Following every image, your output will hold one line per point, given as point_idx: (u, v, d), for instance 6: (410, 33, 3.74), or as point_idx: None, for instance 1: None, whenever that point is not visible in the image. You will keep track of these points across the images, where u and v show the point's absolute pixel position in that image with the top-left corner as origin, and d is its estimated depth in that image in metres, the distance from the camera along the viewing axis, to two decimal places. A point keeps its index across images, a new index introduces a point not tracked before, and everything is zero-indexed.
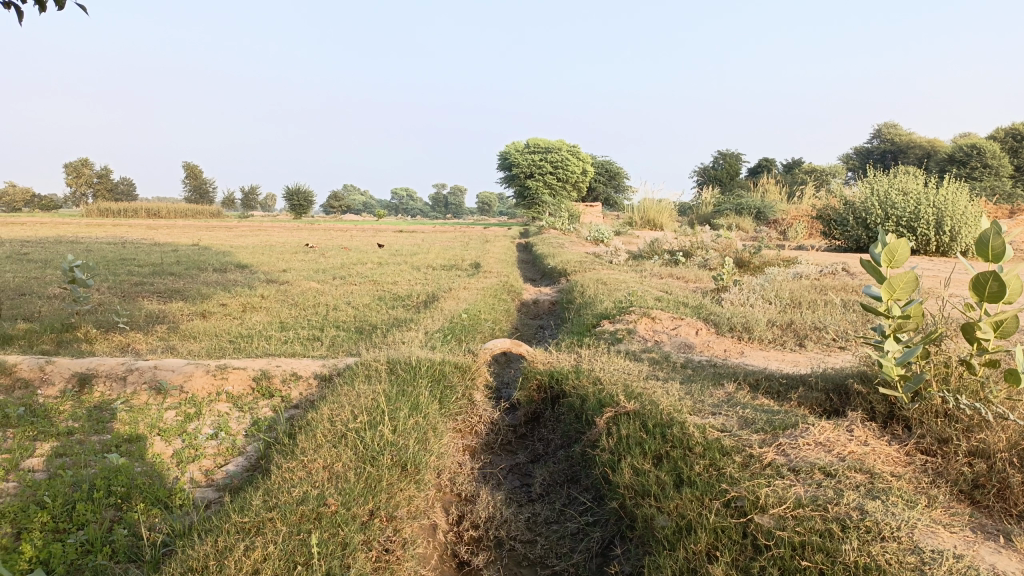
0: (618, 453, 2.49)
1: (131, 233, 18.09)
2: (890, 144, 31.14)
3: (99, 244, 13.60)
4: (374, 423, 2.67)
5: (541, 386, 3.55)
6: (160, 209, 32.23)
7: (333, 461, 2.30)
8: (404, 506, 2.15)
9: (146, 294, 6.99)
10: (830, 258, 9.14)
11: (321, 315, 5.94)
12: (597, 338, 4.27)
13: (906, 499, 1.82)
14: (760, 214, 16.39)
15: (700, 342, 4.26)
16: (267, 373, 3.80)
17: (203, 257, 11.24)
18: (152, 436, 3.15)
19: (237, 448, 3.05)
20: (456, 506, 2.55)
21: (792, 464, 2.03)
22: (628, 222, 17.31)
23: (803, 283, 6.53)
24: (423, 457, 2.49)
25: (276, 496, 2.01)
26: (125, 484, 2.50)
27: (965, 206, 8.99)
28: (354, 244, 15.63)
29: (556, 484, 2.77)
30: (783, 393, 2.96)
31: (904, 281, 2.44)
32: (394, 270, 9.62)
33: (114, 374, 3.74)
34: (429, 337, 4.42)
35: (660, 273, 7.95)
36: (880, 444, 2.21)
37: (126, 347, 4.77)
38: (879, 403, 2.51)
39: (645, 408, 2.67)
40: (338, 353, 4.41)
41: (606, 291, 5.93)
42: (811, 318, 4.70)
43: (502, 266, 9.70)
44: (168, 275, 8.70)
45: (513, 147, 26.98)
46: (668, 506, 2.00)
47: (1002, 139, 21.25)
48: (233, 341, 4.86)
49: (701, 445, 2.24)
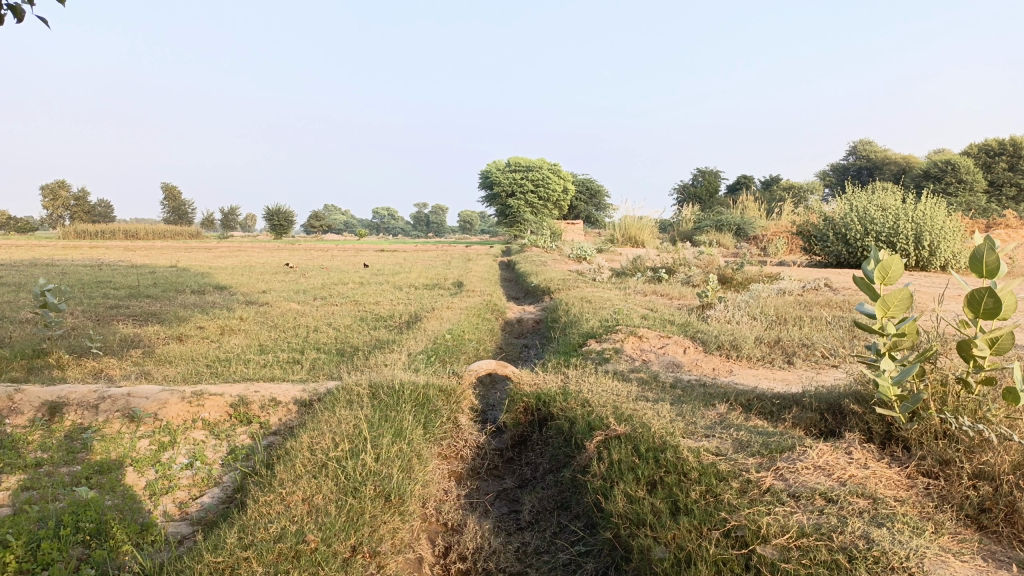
0: (610, 480, 2.40)
1: (108, 255, 17.96)
2: (866, 160, 31.50)
3: (74, 266, 13.39)
4: (356, 452, 2.57)
5: (528, 408, 3.46)
6: (138, 230, 31.83)
7: (314, 493, 2.20)
8: (388, 541, 2.05)
9: (121, 318, 6.83)
10: (813, 274, 9.13)
11: (301, 337, 5.83)
12: (584, 358, 4.18)
13: (912, 526, 1.75)
14: (739, 230, 16.46)
15: (689, 361, 4.19)
16: (246, 399, 3.67)
17: (180, 278, 11.05)
18: (124, 467, 3.03)
19: (213, 479, 2.94)
20: (443, 537, 2.45)
21: (792, 490, 1.96)
22: (609, 239, 17.32)
23: (787, 299, 6.50)
24: (407, 487, 2.39)
25: (253, 533, 1.91)
26: (94, 520, 2.38)
27: (944, 220, 9.03)
28: (335, 263, 15.53)
29: (545, 511, 2.67)
30: (776, 413, 2.89)
31: (899, 299, 2.38)
32: (376, 290, 9.51)
33: (85, 402, 3.61)
34: (412, 359, 4.32)
35: (644, 290, 7.91)
36: (880, 467, 2.14)
37: (99, 373, 4.63)
38: (876, 423, 2.45)
39: (636, 431, 2.59)
40: (318, 377, 4.31)
41: (591, 309, 5.85)
42: (799, 334, 4.66)
43: (486, 285, 9.61)
44: (144, 298, 8.53)
45: (494, 166, 27.04)
46: (666, 536, 1.92)
47: (975, 155, 21.49)
48: (210, 366, 4.73)
49: (696, 470, 2.16)
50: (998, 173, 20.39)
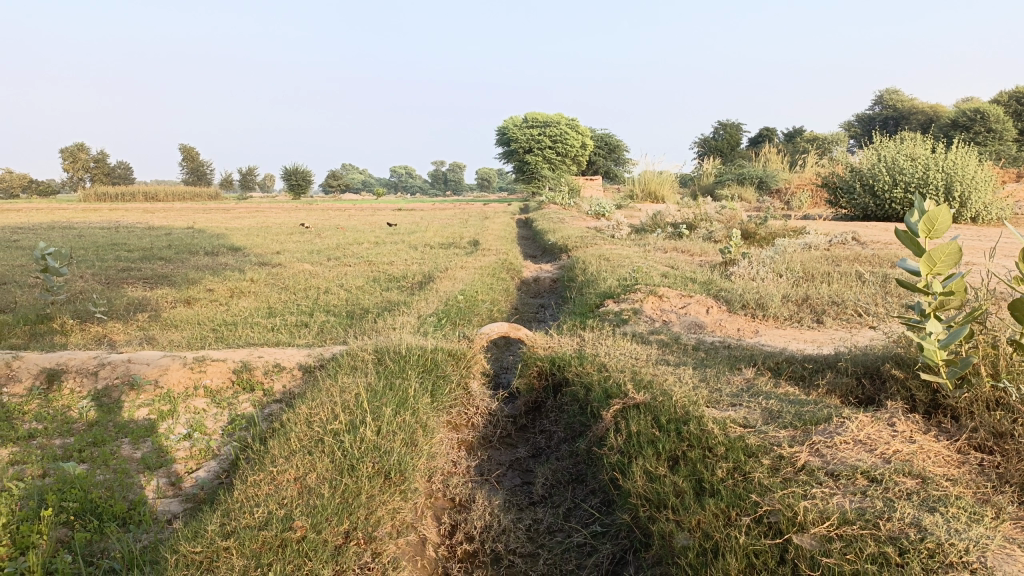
0: (627, 454, 2.22)
1: (126, 217, 17.94)
2: (892, 110, 30.60)
3: (90, 228, 13.38)
4: (356, 424, 2.40)
5: (542, 373, 3.27)
6: (158, 191, 31.69)
7: (307, 472, 2.06)
8: (386, 524, 1.90)
9: (131, 280, 6.71)
10: (839, 227, 8.83)
11: (311, 299, 5.66)
12: (601, 320, 3.98)
13: (969, 511, 1.55)
14: (761, 183, 16.00)
15: (712, 321, 3.98)
16: (249, 364, 3.52)
17: (195, 240, 10.92)
18: (120, 439, 2.88)
19: (211, 450, 2.80)
20: (449, 514, 2.30)
21: (831, 468, 1.77)
22: (629, 195, 16.96)
23: (813, 254, 6.23)
24: (410, 461, 2.23)
25: (236, 519, 1.78)
26: (78, 499, 2.24)
27: (975, 169, 8.67)
28: (351, 223, 15.31)
29: (559, 484, 2.51)
30: (808, 378, 2.69)
31: (945, 254, 2.15)
32: (390, 249, 9.35)
33: (84, 369, 3.45)
34: (422, 322, 4.14)
35: (664, 247, 7.67)
36: (928, 440, 1.93)
37: (102, 340, 4.49)
38: (920, 390, 2.24)
39: (656, 400, 2.40)
40: (325, 341, 4.15)
41: (609, 268, 5.62)
42: (828, 291, 4.42)
43: (502, 243, 9.39)
44: (157, 260, 8.40)
45: (511, 121, 26.60)
46: (690, 520, 1.75)
47: (1005, 103, 20.64)
48: (216, 330, 4.57)
49: (722, 444, 1.97)
50: None
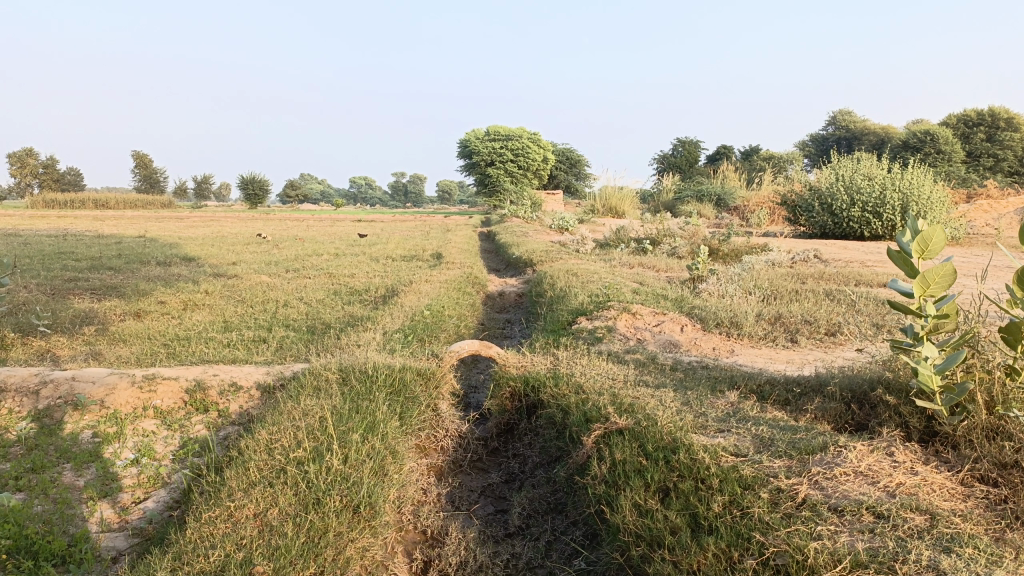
0: (613, 484, 2.09)
1: (75, 225, 17.36)
2: (844, 131, 31.28)
3: (37, 236, 12.82)
4: (321, 452, 2.23)
5: (515, 394, 3.12)
6: (109, 199, 30.82)
7: (268, 507, 1.89)
8: (356, 565, 1.75)
9: (78, 292, 6.39)
10: (801, 245, 8.87)
11: (268, 313, 5.44)
12: (574, 338, 3.85)
13: (986, 551, 1.45)
14: (720, 201, 16.13)
15: (686, 340, 3.89)
16: (203, 384, 3.30)
17: (146, 250, 10.53)
18: (62, 465, 2.65)
19: (161, 478, 2.59)
20: (421, 549, 2.14)
21: (834, 502, 1.67)
22: (591, 209, 16.95)
23: (779, 272, 6.22)
24: (380, 492, 2.07)
25: (189, 565, 1.62)
26: (12, 535, 2.04)
27: (930, 190, 8.85)
28: (310, 233, 15.00)
29: (537, 514, 2.37)
30: (794, 402, 2.60)
31: (941, 276, 2.07)
32: (352, 262, 9.15)
33: (24, 388, 3.18)
34: (388, 339, 3.96)
35: (630, 262, 7.61)
36: (930, 471, 1.84)
37: (45, 355, 4.22)
38: (913, 417, 2.16)
39: (640, 425, 2.28)
40: (285, 358, 3.94)
41: (578, 283, 5.52)
42: (800, 309, 4.37)
43: (465, 257, 9.24)
44: (106, 270, 8.05)
45: (473, 134, 26.49)
46: (689, 562, 1.64)
47: (953, 126, 21.14)
48: (168, 346, 4.34)
49: (716, 475, 1.86)
50: (977, 143, 20.21)
